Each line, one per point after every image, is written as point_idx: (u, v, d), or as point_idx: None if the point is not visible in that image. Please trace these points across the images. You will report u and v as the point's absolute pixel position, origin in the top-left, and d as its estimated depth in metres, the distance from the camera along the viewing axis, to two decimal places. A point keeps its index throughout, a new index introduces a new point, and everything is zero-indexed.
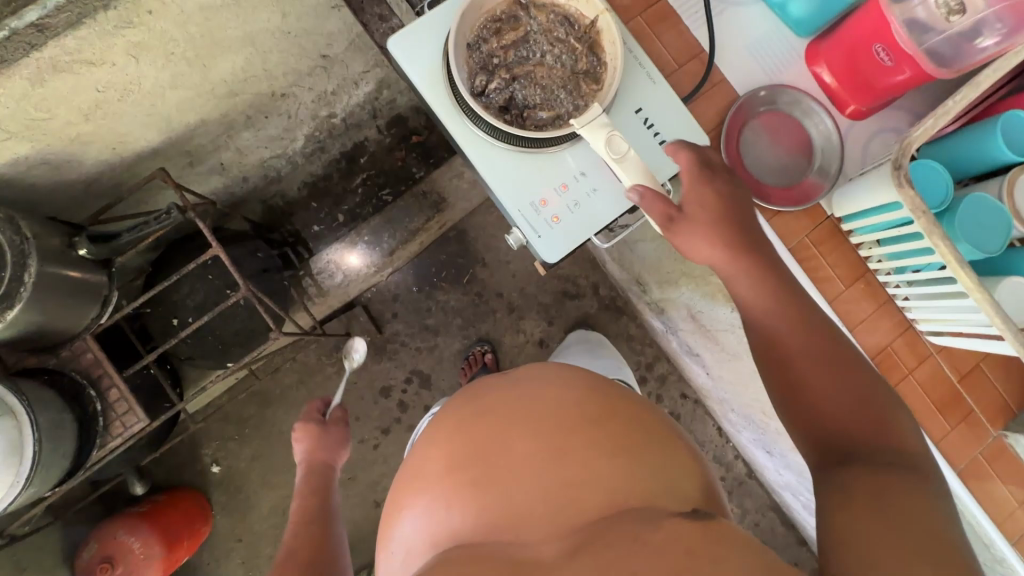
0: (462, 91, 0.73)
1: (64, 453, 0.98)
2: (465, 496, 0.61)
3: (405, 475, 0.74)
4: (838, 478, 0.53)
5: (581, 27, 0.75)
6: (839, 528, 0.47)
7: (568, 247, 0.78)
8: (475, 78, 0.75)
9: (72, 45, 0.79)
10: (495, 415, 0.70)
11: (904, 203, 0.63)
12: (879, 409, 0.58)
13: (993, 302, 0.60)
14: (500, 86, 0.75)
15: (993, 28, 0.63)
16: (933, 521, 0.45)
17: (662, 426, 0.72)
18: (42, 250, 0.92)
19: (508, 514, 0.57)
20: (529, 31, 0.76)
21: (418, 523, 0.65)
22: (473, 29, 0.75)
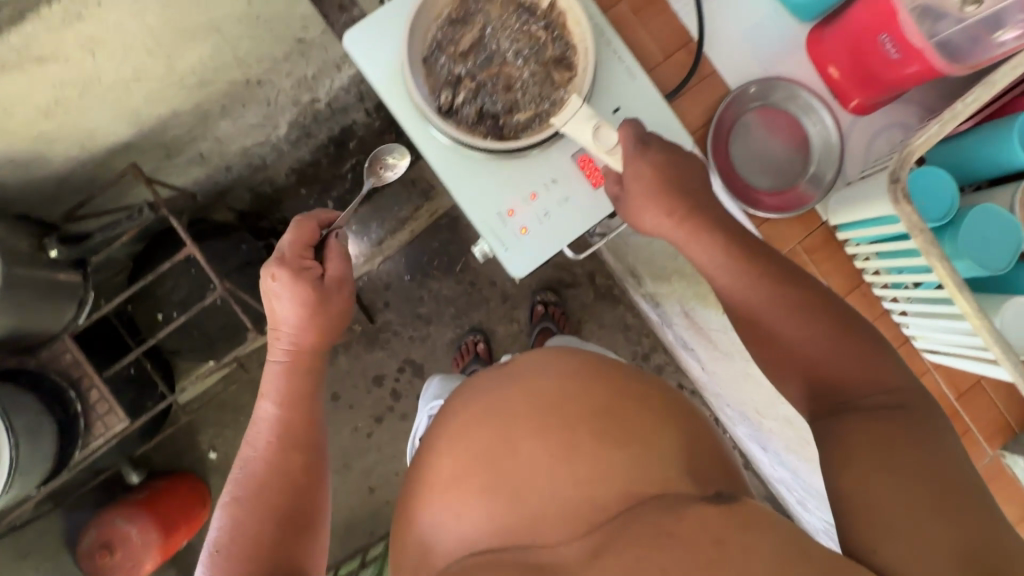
0: (425, 106, 0.64)
1: (45, 456, 0.93)
2: (482, 499, 0.64)
3: (417, 470, 0.75)
4: (839, 432, 0.55)
5: (543, 13, 0.66)
6: (848, 489, 0.50)
7: (537, 262, 0.68)
8: (439, 93, 0.66)
9: (18, 42, 0.74)
10: (504, 410, 0.70)
11: (900, 220, 0.57)
12: (866, 351, 0.58)
13: (993, 330, 0.55)
14: (468, 98, 0.66)
15: (1016, 19, 0.57)
16: (943, 467, 0.48)
17: (660, 395, 0.73)
18: (10, 256, 0.86)
19: (525, 518, 0.60)
20: (487, 23, 0.66)
21: (436, 525, 0.66)
22: (428, 32, 0.66)
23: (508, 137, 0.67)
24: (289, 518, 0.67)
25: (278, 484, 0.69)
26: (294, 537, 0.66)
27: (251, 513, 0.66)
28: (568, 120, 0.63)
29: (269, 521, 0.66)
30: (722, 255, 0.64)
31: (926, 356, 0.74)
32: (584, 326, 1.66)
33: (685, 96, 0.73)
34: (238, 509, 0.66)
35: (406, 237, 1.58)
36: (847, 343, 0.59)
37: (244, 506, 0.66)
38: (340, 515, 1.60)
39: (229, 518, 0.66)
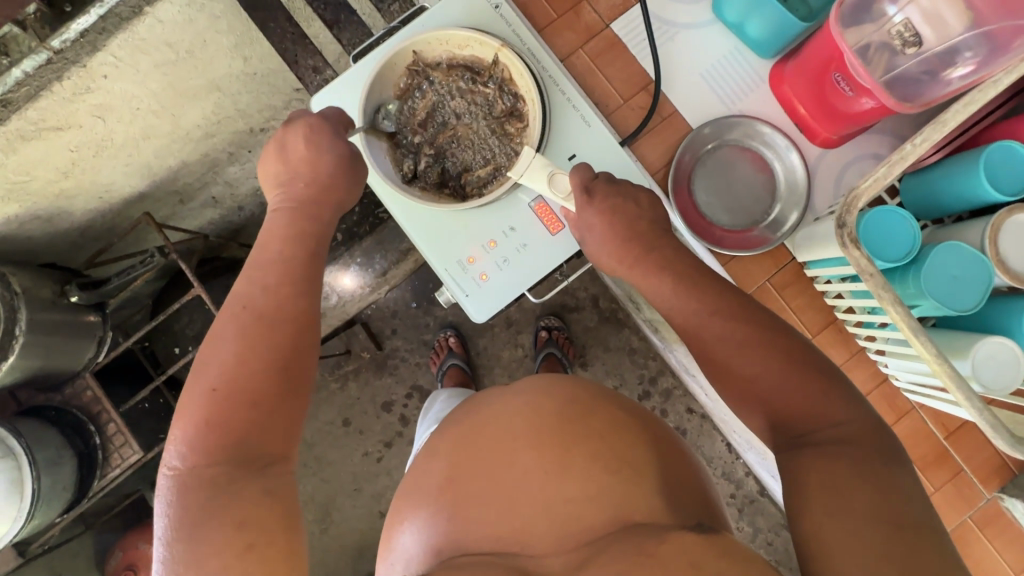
0: (391, 178, 0.71)
1: (65, 486, 1.01)
2: (463, 511, 0.56)
3: (405, 487, 0.68)
4: (791, 466, 0.47)
5: (485, 70, 0.72)
6: (807, 530, 0.42)
7: (498, 306, 0.73)
8: (402, 162, 0.73)
9: (35, 116, 0.82)
10: (484, 429, 0.63)
11: (850, 263, 0.56)
12: (821, 382, 0.50)
13: (952, 372, 0.54)
14: (429, 164, 0.73)
15: (966, 56, 0.56)
16: (905, 508, 0.41)
17: (645, 421, 0.64)
18: (31, 301, 0.95)
19: (508, 531, 0.53)
20: (434, 90, 0.72)
21: (413, 535, 0.59)
22: (382, 108, 0.72)
23: (471, 194, 0.73)
24: (287, 390, 0.55)
25: (282, 344, 0.56)
26: (286, 415, 0.55)
27: (247, 367, 0.54)
28: (525, 172, 0.67)
29: (267, 389, 0.54)
30: (671, 290, 0.60)
31: (907, 394, 0.71)
32: (589, 351, 1.65)
33: (647, 136, 0.74)
34: (231, 350, 0.54)
35: (411, 267, 1.58)
36: (801, 376, 0.51)
37: (239, 354, 0.54)
38: (352, 539, 1.64)
39: (218, 354, 0.54)
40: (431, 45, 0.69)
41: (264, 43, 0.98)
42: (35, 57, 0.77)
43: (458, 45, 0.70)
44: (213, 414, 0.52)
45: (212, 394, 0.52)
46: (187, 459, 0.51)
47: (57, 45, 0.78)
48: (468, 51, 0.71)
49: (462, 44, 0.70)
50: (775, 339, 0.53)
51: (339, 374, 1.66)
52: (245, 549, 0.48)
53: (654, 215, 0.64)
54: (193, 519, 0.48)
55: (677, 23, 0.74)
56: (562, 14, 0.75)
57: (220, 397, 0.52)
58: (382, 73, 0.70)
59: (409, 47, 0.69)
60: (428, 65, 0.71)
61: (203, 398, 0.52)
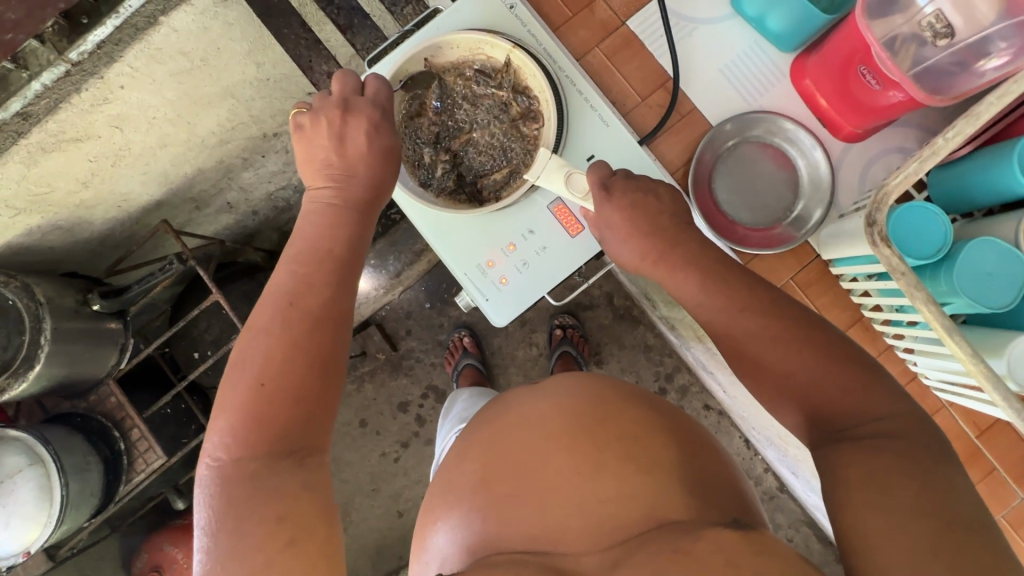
0: (408, 185, 0.70)
1: (92, 491, 1.02)
2: (498, 511, 0.56)
3: (436, 488, 0.68)
4: (827, 466, 0.46)
5: (498, 72, 0.71)
6: (847, 525, 0.42)
7: (518, 309, 0.72)
8: (412, 165, 0.72)
9: (55, 128, 0.83)
10: (514, 430, 0.63)
11: (881, 262, 0.55)
12: (866, 377, 0.49)
13: (988, 372, 0.52)
14: (446, 170, 0.72)
15: (1000, 47, 0.54)
16: (951, 503, 0.40)
17: (676, 420, 0.63)
18: (56, 311, 0.96)
19: (543, 533, 0.52)
20: (449, 97, 0.72)
21: (448, 534, 0.59)
22: (397, 117, 0.71)
23: (488, 198, 0.73)
24: (320, 392, 0.56)
25: (319, 349, 0.56)
26: (327, 411, 0.56)
27: (289, 362, 0.54)
28: (542, 174, 0.66)
29: (303, 391, 0.54)
30: (698, 288, 0.59)
31: (937, 393, 0.70)
32: (604, 348, 1.64)
33: (666, 134, 0.73)
34: (259, 354, 0.54)
35: (425, 267, 1.58)
36: (837, 375, 0.50)
37: (273, 355, 0.54)
38: (370, 538, 1.65)
39: (248, 352, 0.55)
40: (443, 50, 0.69)
41: (277, 48, 0.99)
42: (53, 70, 0.78)
43: (470, 49, 0.69)
44: (256, 409, 0.52)
45: (256, 396, 0.53)
46: (231, 461, 0.52)
47: (74, 57, 0.78)
48: (480, 53, 0.70)
49: (474, 47, 0.69)
50: (809, 335, 0.52)
51: (355, 376, 1.67)
52: (287, 542, 0.48)
53: (674, 212, 0.63)
54: (234, 512, 0.49)
55: (694, 19, 0.72)
56: (576, 12, 0.74)
57: (263, 400, 0.53)
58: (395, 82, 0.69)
59: (421, 53, 0.68)
60: (440, 71, 0.71)
61: (249, 393, 0.53)
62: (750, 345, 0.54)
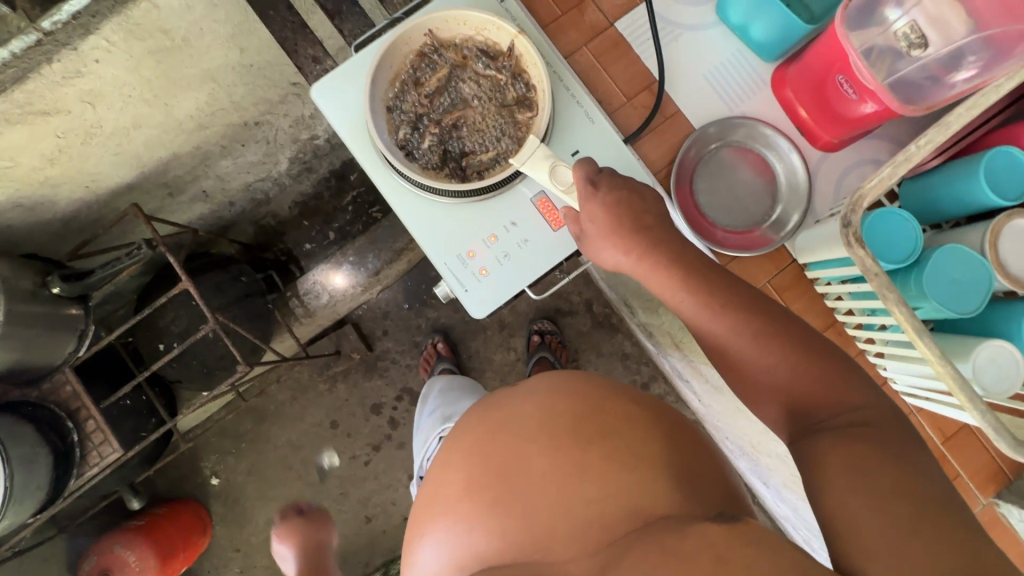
0: (387, 151, 0.64)
1: (40, 485, 0.96)
2: (486, 522, 0.55)
3: (422, 496, 0.67)
4: (807, 456, 0.47)
5: (499, 55, 0.66)
6: (827, 508, 0.42)
7: (499, 302, 0.68)
8: (398, 131, 0.66)
9: (22, 98, 0.79)
10: (497, 429, 0.62)
11: (855, 263, 0.56)
12: (839, 376, 0.50)
13: (955, 374, 0.53)
14: (433, 143, 0.66)
15: (969, 60, 0.57)
16: (931, 490, 0.40)
17: (660, 412, 0.63)
18: (11, 292, 0.91)
19: (532, 543, 0.52)
20: (447, 73, 0.67)
21: (436, 545, 0.59)
22: (390, 84, 0.66)
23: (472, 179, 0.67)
24: None
25: None
26: None
27: None
28: (527, 161, 0.62)
29: None
30: (680, 286, 0.58)
31: (906, 399, 0.71)
32: (582, 355, 1.64)
33: (650, 135, 0.74)
34: None
35: (404, 267, 1.57)
36: (818, 371, 0.51)
37: None
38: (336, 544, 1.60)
39: None
40: (447, 23, 0.64)
41: (262, 33, 0.98)
42: (24, 37, 0.75)
43: (475, 27, 0.65)
44: None
45: None
46: None
47: (47, 26, 0.75)
48: (486, 35, 0.65)
49: (480, 25, 0.64)
50: (792, 330, 0.53)
51: (328, 376, 1.63)
52: None
53: (656, 211, 0.63)
54: None
55: (681, 25, 0.74)
56: (566, 11, 0.75)
57: None
58: (394, 50, 0.64)
59: (425, 23, 0.64)
60: (442, 45, 0.66)
61: None
62: (731, 337, 0.55)
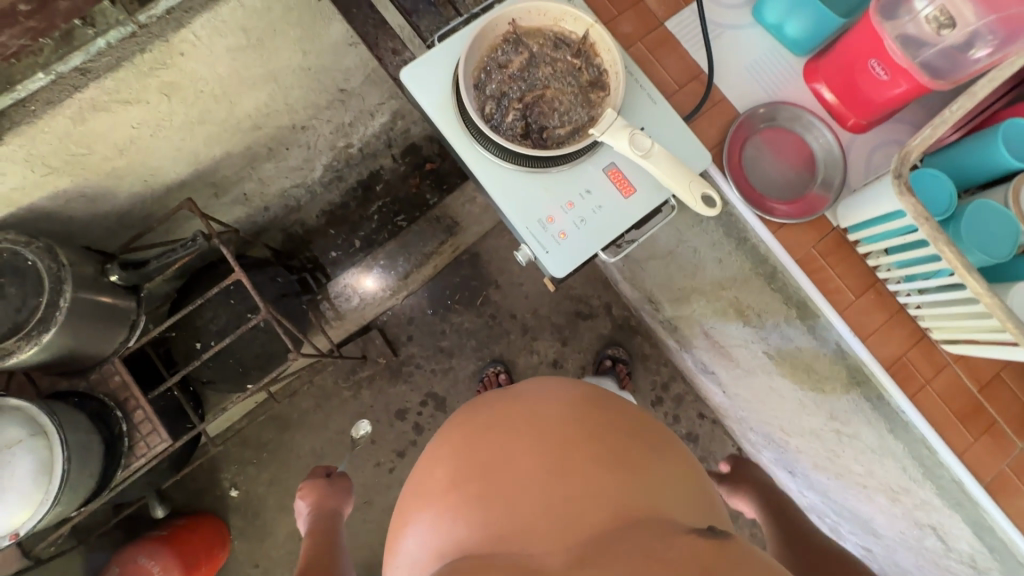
0: (478, 121, 0.70)
1: (91, 474, 0.94)
2: (468, 513, 0.61)
3: (409, 490, 0.73)
4: None
5: (574, 43, 0.74)
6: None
7: (577, 263, 0.73)
8: (484, 106, 0.73)
9: (111, 86, 0.84)
10: (489, 434, 0.68)
11: (907, 210, 0.63)
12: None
13: (1003, 306, 0.61)
14: (517, 117, 0.73)
15: (985, 40, 0.67)
16: None
17: (646, 432, 0.71)
18: (76, 277, 0.93)
19: (510, 532, 0.56)
20: (528, 57, 0.74)
21: (420, 537, 0.65)
22: (478, 66, 0.73)
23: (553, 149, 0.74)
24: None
25: None
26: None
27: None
28: (607, 130, 0.68)
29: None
30: None
31: (944, 349, 0.78)
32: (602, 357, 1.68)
33: (701, 119, 0.82)
34: None
35: (430, 272, 1.62)
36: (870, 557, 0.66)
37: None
38: (360, 556, 1.56)
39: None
40: (530, 14, 0.73)
41: (325, 38, 1.05)
42: (121, 29, 0.81)
43: (554, 18, 0.73)
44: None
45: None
46: None
47: (142, 19, 0.81)
48: (562, 26, 0.74)
49: (558, 17, 0.73)
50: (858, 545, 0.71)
51: (352, 382, 1.63)
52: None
53: None
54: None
55: (723, 24, 0.84)
56: (621, 12, 0.84)
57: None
58: (483, 37, 0.72)
59: (510, 13, 0.72)
60: (523, 34, 0.74)
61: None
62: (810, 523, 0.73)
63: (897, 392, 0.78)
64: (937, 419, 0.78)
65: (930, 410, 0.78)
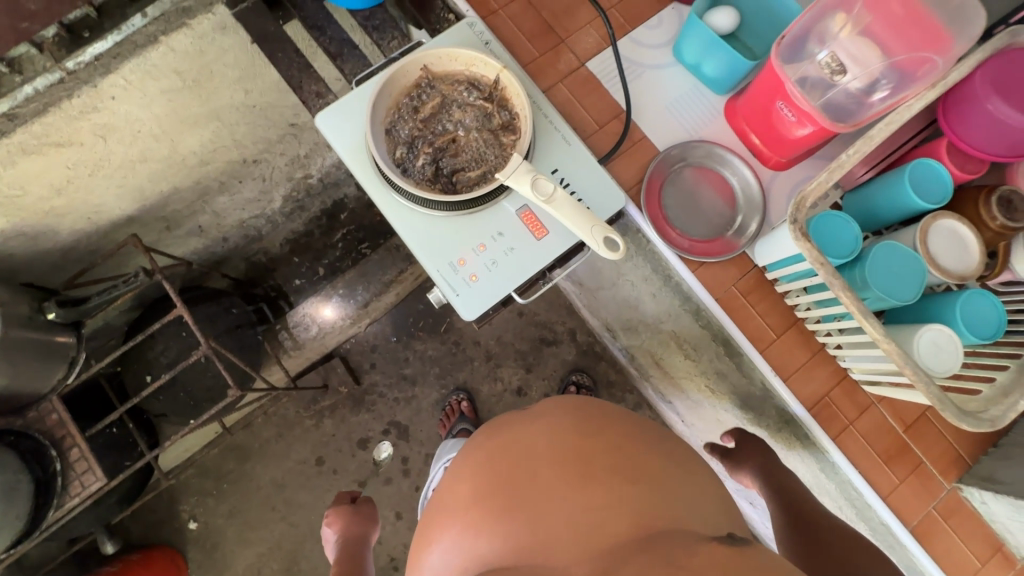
0: (384, 166, 0.71)
1: (17, 515, 0.92)
2: (491, 525, 0.57)
3: (431, 506, 0.69)
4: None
5: (486, 87, 0.75)
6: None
7: (488, 305, 0.73)
8: (395, 150, 0.74)
9: (40, 130, 0.85)
10: (508, 447, 0.65)
11: (804, 255, 0.63)
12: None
13: (901, 352, 0.60)
14: (427, 161, 0.74)
15: (883, 84, 0.68)
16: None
17: (666, 442, 0.68)
18: (8, 317, 0.93)
19: (536, 546, 0.53)
20: (439, 102, 0.75)
21: (443, 554, 0.61)
22: (389, 111, 0.74)
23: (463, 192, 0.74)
24: None
25: None
26: None
27: None
28: (510, 175, 0.69)
29: None
30: None
31: (867, 388, 0.77)
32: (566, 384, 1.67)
33: (620, 157, 0.83)
34: None
35: (393, 299, 1.62)
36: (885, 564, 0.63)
37: None
38: None
39: None
40: (441, 60, 0.74)
41: (267, 77, 1.06)
42: (48, 76, 0.83)
43: (466, 63, 0.74)
44: None
45: None
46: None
47: (71, 66, 0.84)
48: (474, 70, 0.75)
49: (469, 62, 0.74)
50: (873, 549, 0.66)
51: (314, 411, 1.62)
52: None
53: None
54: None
55: (643, 64, 0.85)
56: (542, 53, 0.85)
57: None
58: (394, 83, 0.73)
59: (421, 59, 0.73)
60: (435, 78, 0.75)
61: None
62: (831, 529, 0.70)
63: (821, 433, 0.77)
64: (862, 460, 0.77)
65: (856, 452, 0.77)
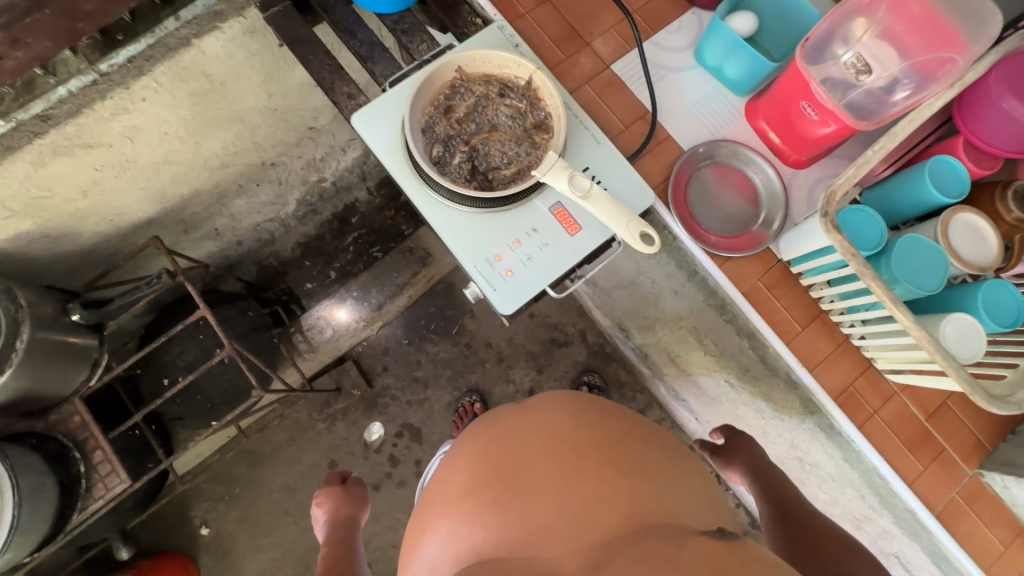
0: (423, 164, 0.73)
1: (42, 517, 0.92)
2: (483, 517, 0.57)
3: (426, 498, 0.69)
4: None
5: (519, 88, 0.77)
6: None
7: (524, 299, 0.75)
8: (431, 149, 0.75)
9: (72, 131, 0.85)
10: (502, 441, 0.65)
11: (835, 247, 0.65)
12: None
13: (932, 339, 0.62)
14: (463, 160, 0.76)
15: (904, 83, 0.70)
16: None
17: (657, 438, 0.68)
18: (34, 319, 0.93)
19: (526, 537, 0.53)
20: (474, 102, 0.77)
21: (436, 545, 0.61)
22: (425, 111, 0.76)
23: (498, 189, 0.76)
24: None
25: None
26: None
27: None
28: (548, 172, 0.70)
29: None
30: None
31: (890, 378, 0.79)
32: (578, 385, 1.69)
33: (646, 156, 0.85)
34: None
35: (405, 302, 1.63)
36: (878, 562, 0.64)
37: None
38: None
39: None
40: (476, 61, 0.76)
41: (290, 80, 1.08)
42: (82, 77, 0.84)
43: (499, 65, 0.76)
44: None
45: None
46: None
47: (104, 68, 0.85)
48: (507, 71, 0.77)
49: (503, 63, 0.76)
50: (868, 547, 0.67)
51: (326, 414, 1.62)
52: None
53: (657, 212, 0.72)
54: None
55: (666, 66, 0.88)
56: (568, 56, 0.88)
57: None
58: (430, 83, 0.75)
59: (456, 60, 0.75)
60: (470, 79, 0.77)
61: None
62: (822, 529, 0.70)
63: (847, 422, 0.79)
64: (886, 448, 0.79)
65: (881, 441, 0.79)
